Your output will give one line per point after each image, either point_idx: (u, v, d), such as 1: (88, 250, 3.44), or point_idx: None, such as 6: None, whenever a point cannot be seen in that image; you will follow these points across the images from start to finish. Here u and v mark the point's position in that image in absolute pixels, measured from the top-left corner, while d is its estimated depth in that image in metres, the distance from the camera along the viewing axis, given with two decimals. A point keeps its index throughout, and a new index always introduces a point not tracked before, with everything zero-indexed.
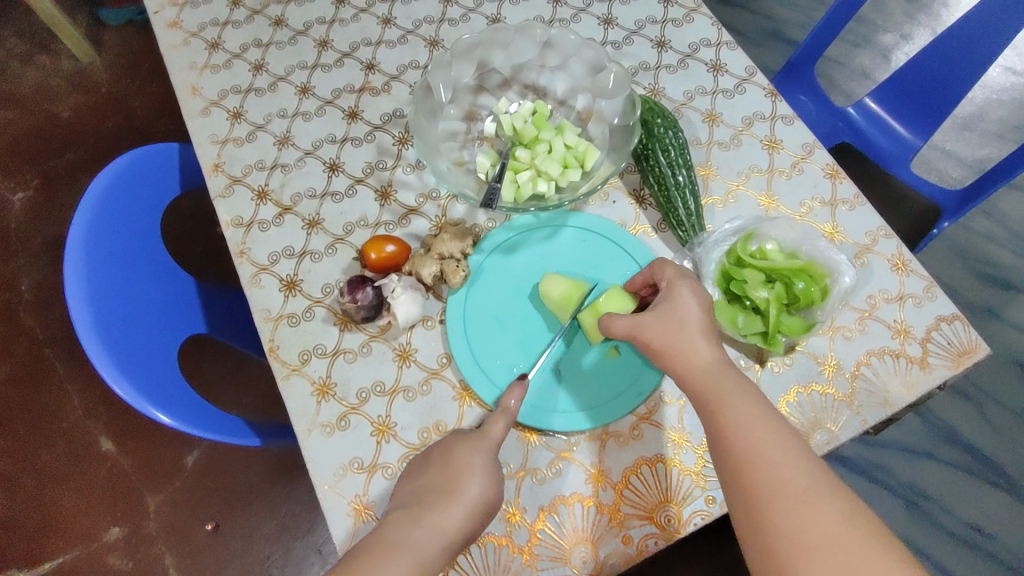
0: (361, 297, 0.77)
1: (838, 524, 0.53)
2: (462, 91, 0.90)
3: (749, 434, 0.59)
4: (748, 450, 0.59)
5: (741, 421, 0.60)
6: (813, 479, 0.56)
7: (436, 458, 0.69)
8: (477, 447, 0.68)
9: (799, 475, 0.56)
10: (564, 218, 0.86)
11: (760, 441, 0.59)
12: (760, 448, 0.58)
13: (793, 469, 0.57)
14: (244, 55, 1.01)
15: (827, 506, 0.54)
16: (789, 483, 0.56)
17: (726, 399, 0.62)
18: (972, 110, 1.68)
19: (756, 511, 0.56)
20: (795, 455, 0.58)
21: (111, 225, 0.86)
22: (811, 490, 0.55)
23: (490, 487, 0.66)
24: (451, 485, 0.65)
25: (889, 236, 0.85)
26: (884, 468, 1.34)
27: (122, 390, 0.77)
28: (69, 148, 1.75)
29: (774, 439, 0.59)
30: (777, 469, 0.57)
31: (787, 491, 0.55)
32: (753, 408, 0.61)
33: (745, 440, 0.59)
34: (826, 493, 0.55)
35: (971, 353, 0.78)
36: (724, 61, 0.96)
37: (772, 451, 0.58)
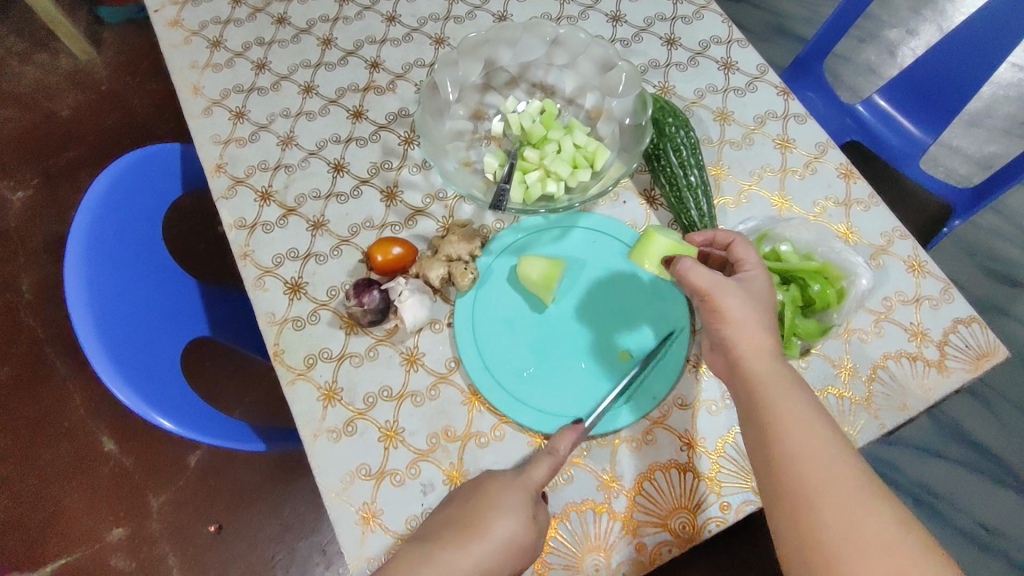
0: (367, 301, 0.76)
1: (894, 529, 0.51)
2: (469, 90, 0.89)
3: (802, 429, 0.57)
4: (800, 444, 0.56)
5: (792, 414, 0.58)
6: (866, 481, 0.54)
7: (467, 492, 0.68)
8: (512, 484, 0.66)
9: (852, 475, 0.54)
10: (574, 219, 0.85)
11: (811, 436, 0.56)
12: (813, 444, 0.56)
13: (846, 468, 0.54)
14: (246, 54, 0.99)
15: (883, 510, 0.52)
16: (841, 484, 0.53)
17: (776, 392, 0.59)
18: (979, 106, 1.66)
19: (807, 507, 0.53)
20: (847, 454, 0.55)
21: (112, 227, 0.85)
22: (867, 493, 0.53)
23: (520, 529, 0.63)
24: (480, 523, 0.63)
25: (904, 236, 0.83)
26: (896, 467, 1.33)
27: (125, 395, 0.75)
28: (69, 148, 1.73)
29: (825, 436, 0.56)
30: (832, 467, 0.54)
31: (835, 485, 0.53)
32: (803, 403, 0.59)
33: (795, 434, 0.56)
34: (880, 497, 0.53)
35: (990, 356, 0.76)
36: (735, 59, 0.95)
37: (825, 447, 0.55)
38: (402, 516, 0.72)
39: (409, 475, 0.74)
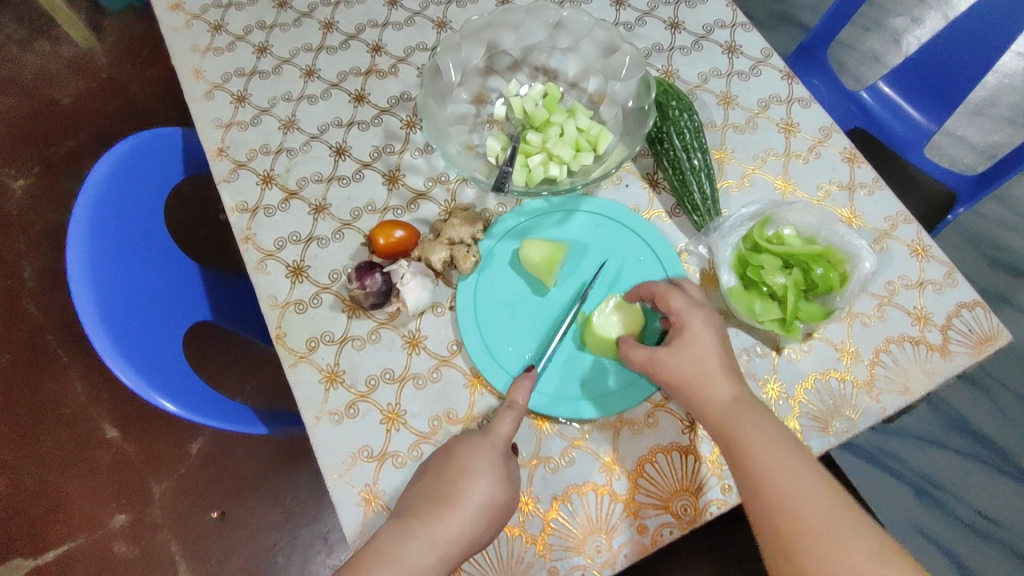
0: (370, 283, 0.76)
1: (865, 564, 0.52)
2: (472, 73, 0.88)
3: (770, 470, 0.59)
4: (770, 487, 0.58)
5: (760, 455, 0.60)
6: (837, 515, 0.55)
7: (437, 459, 0.68)
8: (478, 445, 0.67)
9: (822, 512, 0.56)
10: (577, 202, 0.84)
11: (780, 476, 0.58)
12: (782, 486, 0.58)
13: (815, 505, 0.56)
14: (247, 37, 0.99)
15: (853, 546, 0.53)
16: (812, 523, 0.55)
17: (746, 431, 0.62)
18: (983, 95, 1.65)
19: (783, 554, 0.56)
20: (817, 490, 0.57)
21: (113, 210, 0.84)
22: (835, 528, 0.54)
23: (495, 489, 0.65)
24: (454, 490, 0.64)
25: (909, 221, 0.83)
26: (894, 455, 1.33)
27: (127, 377, 0.76)
28: (70, 135, 1.73)
29: (794, 474, 0.58)
30: (800, 509, 0.56)
31: (815, 501, 0.56)
32: (773, 439, 0.61)
33: (763, 476, 0.59)
34: (850, 530, 0.54)
35: (992, 341, 0.76)
36: (739, 43, 0.94)
37: (793, 488, 0.57)
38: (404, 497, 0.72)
39: (411, 457, 0.74)
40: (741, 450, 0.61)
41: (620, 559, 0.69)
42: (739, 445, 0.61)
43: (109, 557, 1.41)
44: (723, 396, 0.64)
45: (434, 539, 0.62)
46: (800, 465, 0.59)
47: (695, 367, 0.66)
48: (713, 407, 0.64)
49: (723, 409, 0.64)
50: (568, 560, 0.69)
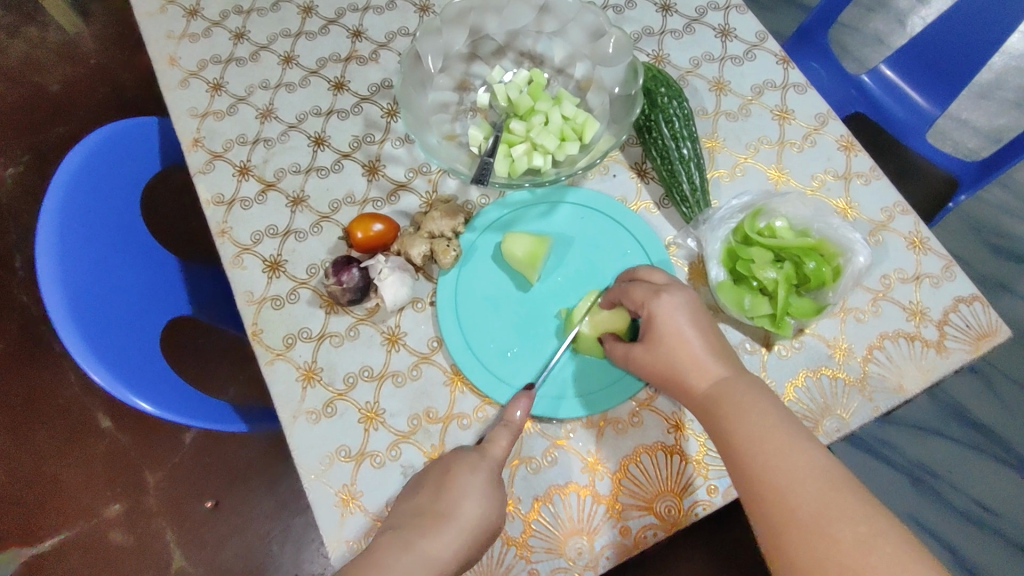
0: (347, 279, 0.74)
1: (853, 552, 0.48)
2: (455, 59, 0.85)
3: (755, 452, 0.55)
4: (755, 470, 0.55)
5: (747, 435, 0.56)
6: (826, 498, 0.51)
7: (434, 477, 0.65)
8: (476, 465, 0.64)
9: (810, 494, 0.52)
10: (562, 194, 0.82)
11: (768, 458, 0.54)
12: (767, 469, 0.54)
13: (802, 489, 0.52)
14: (224, 22, 0.95)
15: (841, 532, 0.49)
16: (797, 508, 0.51)
17: (735, 413, 0.58)
18: (988, 77, 1.61)
19: (772, 543, 0.52)
20: (809, 472, 0.53)
21: (86, 204, 0.82)
22: (822, 513, 0.50)
23: (488, 509, 0.61)
24: (447, 508, 0.61)
25: (905, 212, 0.80)
26: (889, 444, 1.31)
27: (100, 377, 0.74)
28: (58, 123, 1.70)
29: (781, 455, 0.54)
30: (785, 492, 0.52)
31: (805, 483, 0.52)
32: (762, 419, 0.57)
33: (749, 459, 0.55)
34: (839, 514, 0.50)
35: (990, 337, 0.74)
36: (733, 26, 0.90)
37: (778, 471, 0.53)
38: (381, 498, 0.70)
39: (390, 457, 0.72)
40: (727, 431, 0.58)
41: (602, 561, 0.68)
42: (724, 427, 0.58)
43: (105, 547, 1.41)
44: (713, 392, 0.61)
45: (423, 553, 0.57)
46: (791, 444, 0.55)
47: (687, 361, 0.62)
48: (703, 400, 0.61)
49: (716, 397, 0.60)
50: (550, 562, 0.68)
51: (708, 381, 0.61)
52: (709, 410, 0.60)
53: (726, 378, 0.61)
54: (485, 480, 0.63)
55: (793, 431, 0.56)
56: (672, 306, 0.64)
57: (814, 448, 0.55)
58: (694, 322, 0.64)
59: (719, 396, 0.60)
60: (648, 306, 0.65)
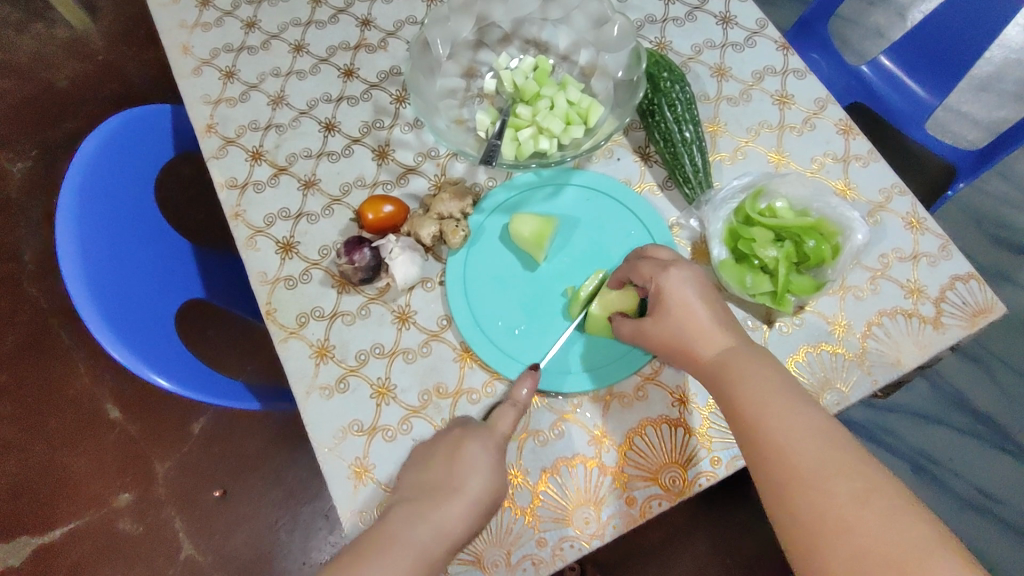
0: (359, 258, 0.76)
1: (849, 507, 0.49)
2: (462, 46, 0.87)
3: (757, 415, 0.57)
4: (758, 431, 0.57)
5: (750, 398, 0.58)
6: (825, 456, 0.53)
7: (442, 452, 0.67)
8: (479, 434, 0.66)
9: (809, 453, 0.53)
10: (567, 175, 0.84)
11: (769, 419, 0.56)
12: (769, 430, 0.56)
13: (803, 448, 0.54)
14: (236, 12, 0.97)
15: (838, 488, 0.51)
16: (796, 466, 0.53)
17: (739, 378, 0.60)
18: (988, 70, 1.62)
19: (773, 500, 0.54)
20: (808, 432, 0.54)
21: (102, 188, 0.84)
22: (820, 470, 0.52)
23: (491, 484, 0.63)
24: (455, 483, 0.63)
25: (903, 193, 0.82)
26: (893, 432, 1.33)
27: (119, 354, 0.76)
28: (67, 118, 1.72)
29: (783, 418, 0.56)
30: (786, 452, 0.54)
31: (804, 442, 0.54)
32: (764, 384, 0.59)
33: (753, 423, 0.57)
34: (837, 472, 0.52)
35: (986, 313, 0.76)
36: (734, 13, 0.92)
37: (779, 432, 0.55)
38: (393, 470, 0.72)
39: (402, 430, 0.74)
40: (731, 397, 0.60)
41: (609, 530, 0.70)
42: (729, 392, 0.60)
43: (115, 536, 1.43)
44: (720, 359, 0.63)
45: (430, 518, 0.60)
46: (793, 407, 0.57)
47: (693, 332, 0.64)
48: (709, 367, 0.63)
49: (721, 364, 0.62)
50: (557, 531, 0.70)
51: (715, 350, 0.64)
52: (715, 377, 0.62)
53: (731, 347, 0.63)
54: (493, 451, 0.65)
55: (794, 395, 0.58)
56: (680, 279, 0.66)
57: (814, 411, 0.56)
58: (702, 295, 0.66)
59: (725, 364, 0.62)
60: (657, 281, 0.67)
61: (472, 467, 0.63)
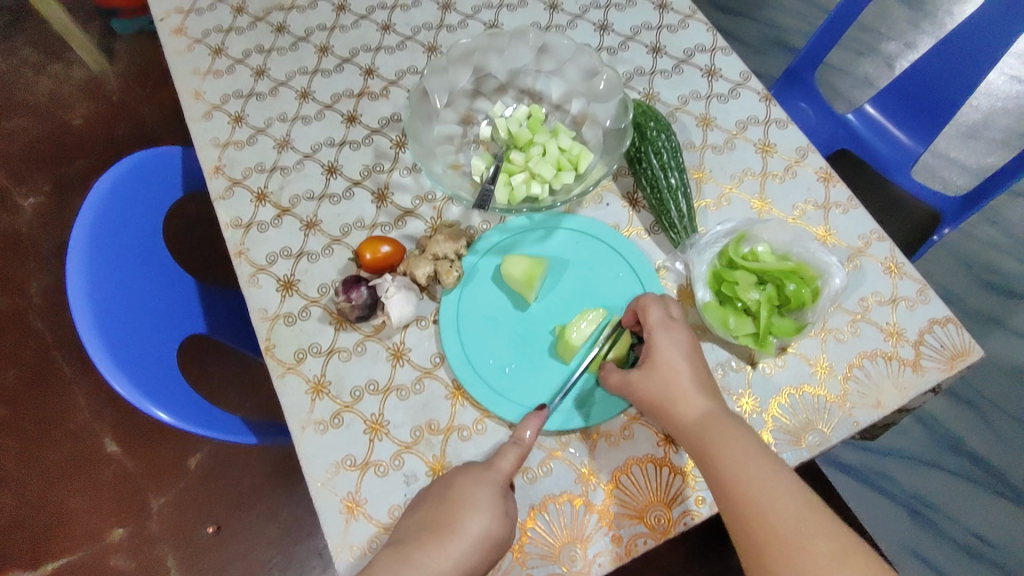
0: (355, 297, 0.79)
1: (828, 565, 0.55)
2: (459, 95, 0.92)
3: (739, 476, 0.61)
4: (738, 493, 0.61)
5: (732, 462, 0.62)
6: (805, 519, 0.58)
7: (437, 489, 0.70)
8: (479, 478, 0.68)
9: (789, 513, 0.59)
10: (558, 220, 0.87)
11: (750, 481, 0.61)
12: (751, 492, 0.60)
13: (784, 510, 0.59)
14: (246, 60, 1.03)
15: (817, 547, 0.56)
16: (778, 527, 0.58)
17: (721, 441, 0.64)
18: (976, 118, 1.68)
19: (754, 557, 0.58)
20: (786, 493, 0.60)
21: (113, 227, 0.88)
22: (802, 531, 0.57)
23: (491, 525, 0.65)
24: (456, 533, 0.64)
25: (882, 238, 0.85)
26: (889, 477, 1.33)
27: (122, 387, 0.78)
28: (80, 154, 1.78)
29: (766, 481, 0.61)
30: (769, 513, 0.59)
31: (784, 503, 0.59)
32: (745, 448, 0.63)
33: (736, 485, 0.61)
34: (815, 532, 0.57)
35: (964, 356, 0.78)
36: (719, 66, 0.97)
37: (762, 494, 0.60)
38: (385, 506, 0.74)
39: (394, 466, 0.76)
40: (713, 457, 0.63)
41: (595, 568, 0.71)
42: (708, 452, 0.64)
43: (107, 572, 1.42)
44: (701, 422, 0.66)
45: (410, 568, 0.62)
46: (769, 469, 0.62)
47: (675, 393, 0.68)
48: (688, 427, 0.67)
49: (702, 428, 0.66)
50: (544, 568, 0.71)
51: (696, 412, 0.67)
52: (694, 439, 0.66)
53: (710, 411, 0.67)
54: (492, 497, 0.67)
55: (770, 462, 0.63)
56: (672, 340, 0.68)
57: (787, 475, 0.62)
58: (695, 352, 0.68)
59: (705, 425, 0.66)
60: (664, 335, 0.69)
61: (476, 504, 0.66)
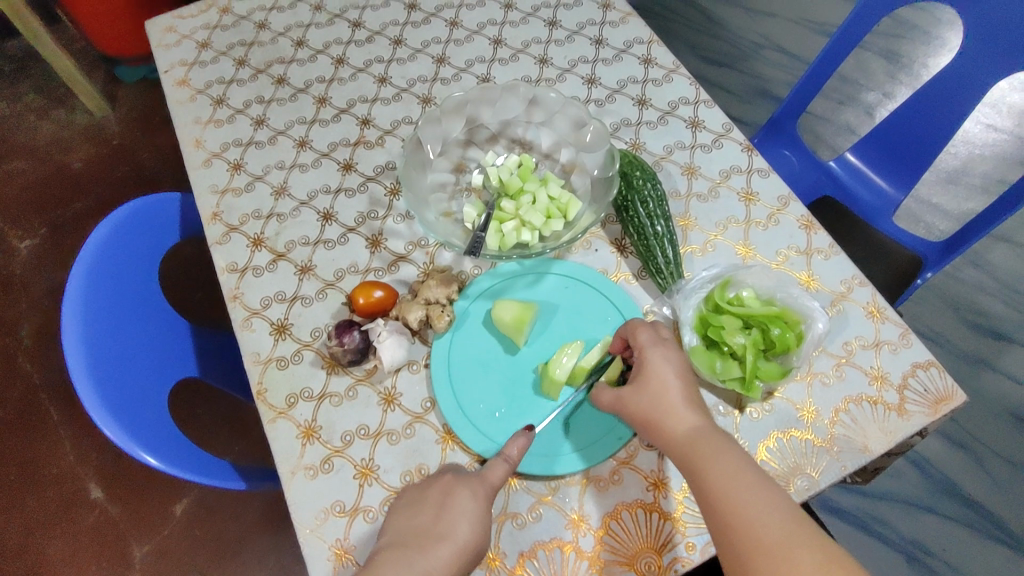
0: (348, 341, 0.80)
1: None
2: (452, 145, 0.95)
3: (729, 488, 0.62)
4: (727, 504, 0.61)
5: (721, 473, 0.63)
6: (790, 529, 0.59)
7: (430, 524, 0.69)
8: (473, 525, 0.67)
9: (776, 525, 0.59)
10: (548, 265, 0.89)
11: (739, 492, 0.61)
12: (739, 503, 0.61)
13: (770, 521, 0.59)
14: (246, 110, 1.07)
15: (803, 559, 0.57)
16: (764, 538, 0.58)
17: (710, 454, 0.65)
18: (955, 165, 1.74)
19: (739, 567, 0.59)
20: (774, 507, 0.60)
21: (110, 270, 0.89)
22: (787, 542, 0.58)
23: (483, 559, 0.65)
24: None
25: (863, 284, 0.87)
26: (886, 523, 1.32)
27: (111, 431, 0.78)
28: (78, 198, 1.80)
29: (754, 493, 0.61)
30: (754, 525, 0.59)
31: (771, 516, 0.60)
32: (734, 461, 0.64)
33: (725, 497, 0.62)
34: (801, 545, 0.58)
35: (947, 401, 0.79)
36: (702, 118, 1.01)
37: (749, 505, 0.60)
38: (373, 553, 0.73)
39: (383, 512, 0.75)
40: (703, 469, 0.64)
41: None
42: (699, 465, 0.65)
43: None
44: (691, 436, 0.67)
45: None
46: (759, 483, 0.62)
47: (665, 408, 0.69)
48: (678, 441, 0.67)
49: (692, 441, 0.66)
50: None
51: (686, 425, 0.68)
52: (684, 452, 0.66)
53: (698, 426, 0.68)
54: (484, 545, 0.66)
55: (759, 474, 0.63)
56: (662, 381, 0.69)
57: (776, 489, 0.62)
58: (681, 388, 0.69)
59: (695, 438, 0.66)
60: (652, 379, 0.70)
61: (461, 517, 0.66)
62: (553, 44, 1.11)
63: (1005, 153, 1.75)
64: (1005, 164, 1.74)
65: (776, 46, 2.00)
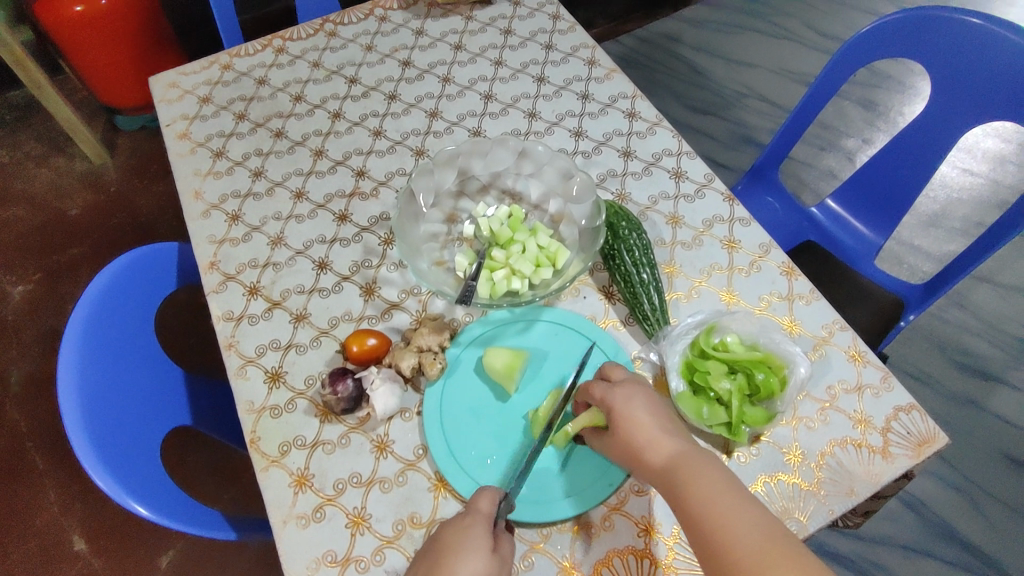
0: (341, 389, 0.81)
1: None
2: (444, 196, 0.99)
3: (709, 508, 0.63)
4: (707, 524, 0.62)
5: (701, 494, 0.64)
6: (767, 548, 0.59)
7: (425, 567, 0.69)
8: None
9: (754, 543, 0.60)
10: (537, 312, 0.92)
11: (719, 513, 0.62)
12: (719, 523, 0.62)
13: (749, 540, 0.60)
14: (245, 162, 1.10)
15: None
16: (742, 557, 0.59)
17: (691, 477, 0.66)
18: (935, 208, 1.79)
19: None
20: (752, 526, 0.61)
21: (107, 320, 0.91)
22: (765, 560, 0.59)
23: None
24: None
25: (843, 328, 0.90)
26: (882, 567, 1.31)
27: (103, 482, 0.78)
28: (74, 244, 1.83)
29: (732, 513, 0.62)
30: (733, 544, 0.60)
31: (749, 535, 0.61)
32: (715, 482, 0.65)
33: (705, 517, 0.63)
34: (779, 562, 0.58)
35: (930, 443, 0.81)
36: (685, 168, 1.06)
37: (728, 526, 0.61)
38: None
39: (375, 561, 0.75)
40: (684, 491, 0.65)
41: None
42: (681, 488, 0.66)
43: None
44: (672, 460, 0.68)
45: None
46: (738, 502, 0.63)
47: (647, 434, 0.70)
48: (661, 466, 0.69)
49: (674, 465, 0.68)
50: None
51: (668, 449, 0.69)
52: (666, 477, 0.68)
53: (681, 450, 0.69)
54: None
55: (740, 493, 0.64)
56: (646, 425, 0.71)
57: (757, 507, 0.63)
58: (667, 432, 0.71)
59: (677, 462, 0.68)
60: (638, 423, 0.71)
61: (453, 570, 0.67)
62: (541, 98, 1.16)
63: (982, 197, 1.81)
64: (982, 207, 1.79)
65: (758, 95, 2.09)
